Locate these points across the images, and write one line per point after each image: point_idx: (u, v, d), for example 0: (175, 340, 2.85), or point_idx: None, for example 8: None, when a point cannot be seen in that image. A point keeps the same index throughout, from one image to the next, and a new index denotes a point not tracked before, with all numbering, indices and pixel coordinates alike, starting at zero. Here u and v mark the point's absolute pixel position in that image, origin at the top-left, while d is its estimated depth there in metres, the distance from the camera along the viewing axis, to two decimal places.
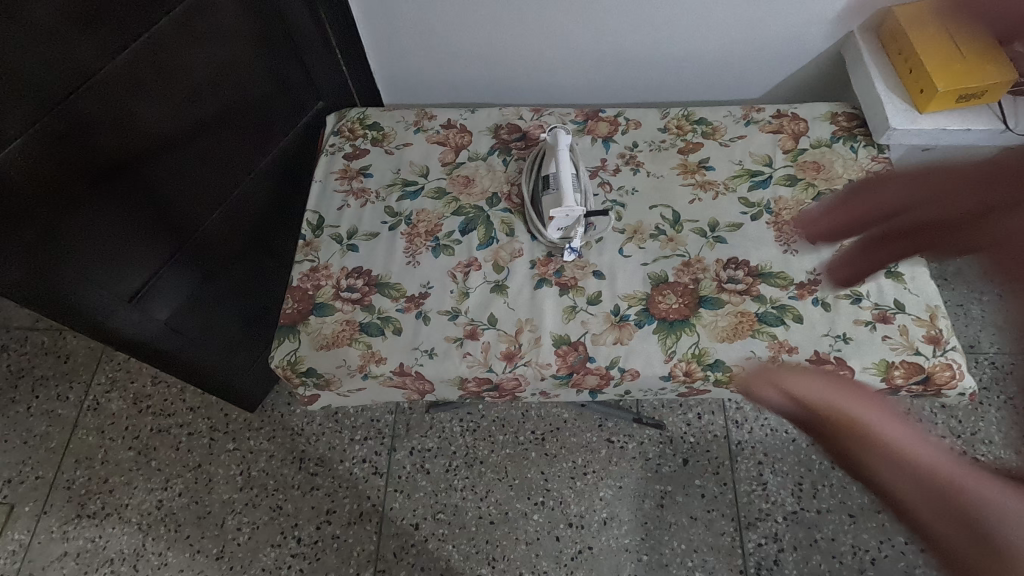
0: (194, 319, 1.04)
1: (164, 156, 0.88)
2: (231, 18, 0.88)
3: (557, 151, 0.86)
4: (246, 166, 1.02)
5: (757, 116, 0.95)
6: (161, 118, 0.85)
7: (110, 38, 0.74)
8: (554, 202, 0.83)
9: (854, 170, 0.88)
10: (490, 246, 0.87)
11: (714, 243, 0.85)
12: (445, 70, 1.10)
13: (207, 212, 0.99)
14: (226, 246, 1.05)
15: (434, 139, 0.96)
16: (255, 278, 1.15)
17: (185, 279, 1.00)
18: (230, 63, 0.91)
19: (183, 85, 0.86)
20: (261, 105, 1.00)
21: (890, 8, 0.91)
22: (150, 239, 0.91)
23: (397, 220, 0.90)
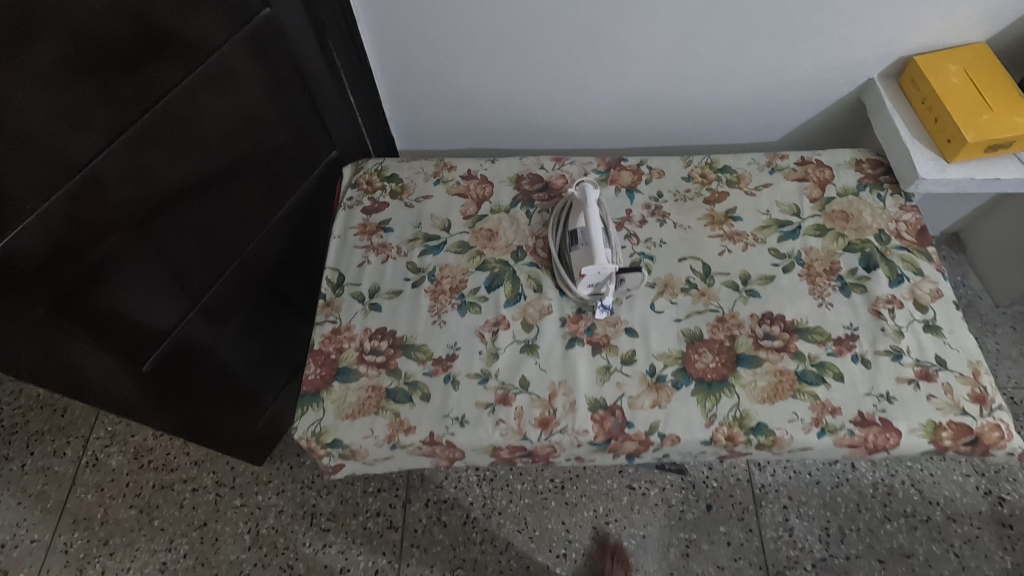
0: (210, 372, 1.02)
1: (185, 212, 0.86)
2: (253, 71, 0.86)
3: (585, 205, 0.85)
4: (261, 215, 1.00)
5: (782, 164, 0.94)
6: (180, 174, 0.82)
7: (134, 93, 0.72)
8: (585, 259, 0.81)
9: (883, 219, 0.87)
10: (518, 303, 0.84)
11: (747, 297, 0.83)
12: (460, 119, 1.07)
13: (224, 264, 0.97)
14: (241, 295, 1.03)
15: (455, 190, 0.94)
16: (266, 324, 1.13)
17: (200, 332, 0.97)
18: (250, 116, 0.89)
19: (200, 137, 0.83)
20: (278, 155, 0.98)
21: (912, 58, 0.90)
22: (167, 295, 0.88)
23: (421, 276, 0.87)
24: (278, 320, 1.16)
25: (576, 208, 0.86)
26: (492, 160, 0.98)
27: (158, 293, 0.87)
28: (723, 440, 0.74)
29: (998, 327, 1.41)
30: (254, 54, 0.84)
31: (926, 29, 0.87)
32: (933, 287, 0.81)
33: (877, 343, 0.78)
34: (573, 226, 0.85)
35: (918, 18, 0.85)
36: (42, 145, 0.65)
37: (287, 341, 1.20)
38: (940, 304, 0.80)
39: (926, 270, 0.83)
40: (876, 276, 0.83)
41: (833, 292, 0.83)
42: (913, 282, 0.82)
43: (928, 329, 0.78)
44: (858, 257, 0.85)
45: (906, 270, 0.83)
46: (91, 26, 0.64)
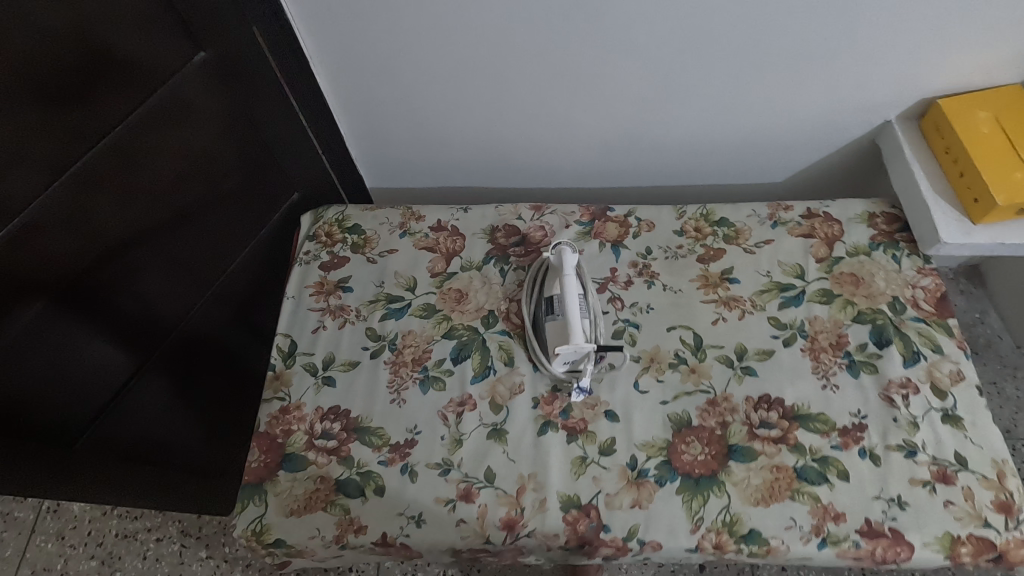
0: (163, 419, 0.95)
1: (122, 250, 0.79)
2: (204, 99, 0.79)
3: (562, 271, 0.75)
4: (216, 251, 0.93)
5: (785, 216, 0.85)
6: (127, 211, 0.76)
7: (75, 126, 0.67)
8: (561, 335, 0.72)
9: (898, 285, 0.78)
10: (486, 379, 0.76)
11: (742, 377, 0.74)
12: (433, 157, 0.98)
13: (173, 303, 0.90)
14: (197, 337, 0.96)
15: (422, 243, 0.86)
16: (229, 367, 1.04)
17: (159, 374, 0.92)
18: (201, 147, 0.82)
19: (151, 174, 0.77)
20: (237, 188, 0.90)
21: (936, 100, 0.80)
22: (103, 333, 0.82)
23: (380, 345, 0.79)
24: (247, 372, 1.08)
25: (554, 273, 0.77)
26: (465, 208, 0.89)
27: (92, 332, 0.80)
28: (711, 548, 0.65)
29: (1017, 372, 1.28)
30: (206, 81, 0.77)
31: (953, 70, 0.76)
32: (953, 368, 0.72)
33: (888, 436, 0.69)
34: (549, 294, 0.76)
35: (945, 59, 0.75)
36: None
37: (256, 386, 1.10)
38: (962, 389, 0.71)
39: (946, 348, 0.73)
40: (888, 354, 0.73)
41: (840, 371, 0.73)
42: (930, 362, 0.73)
43: (946, 420, 0.69)
44: (869, 330, 0.75)
45: (923, 347, 0.73)
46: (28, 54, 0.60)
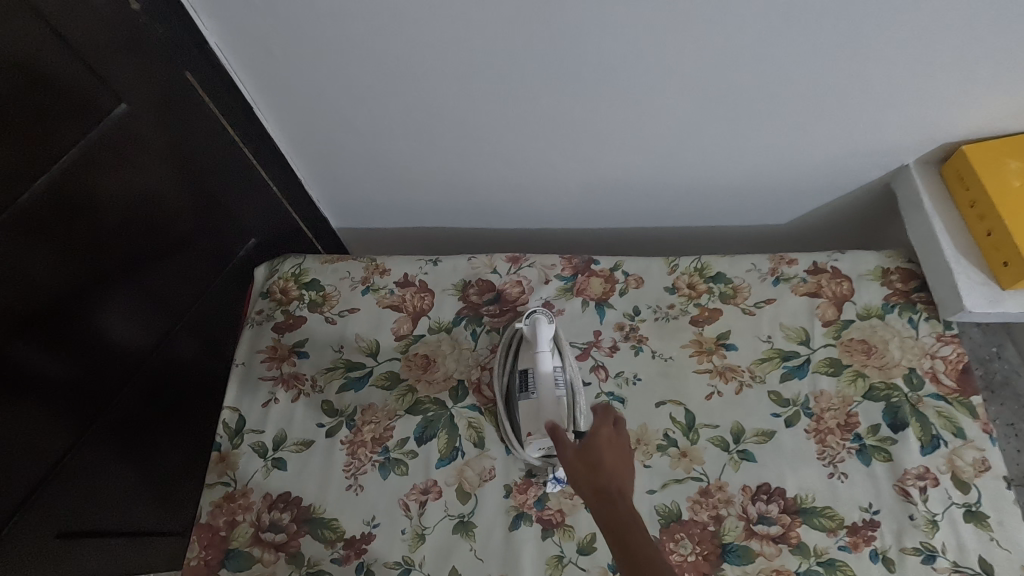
0: (121, 471, 0.86)
1: (59, 312, 0.67)
2: (151, 141, 0.69)
3: (536, 344, 0.67)
4: (167, 310, 0.83)
5: (789, 271, 0.76)
6: (77, 256, 0.66)
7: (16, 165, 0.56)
8: (533, 420, 0.64)
9: (914, 354, 0.69)
10: (453, 462, 0.68)
11: (739, 461, 0.66)
12: (403, 198, 0.90)
13: (121, 369, 0.79)
14: (156, 395, 0.87)
15: (387, 301, 0.78)
16: (181, 420, 0.96)
17: (123, 427, 0.83)
18: (147, 195, 0.72)
19: (104, 214, 0.67)
20: (184, 241, 0.81)
21: (961, 146, 0.71)
22: (37, 415, 0.69)
23: (337, 421, 0.71)
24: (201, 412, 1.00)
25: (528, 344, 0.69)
26: (434, 260, 0.81)
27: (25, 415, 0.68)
28: None
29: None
30: (154, 121, 0.67)
31: (984, 115, 0.67)
32: (977, 456, 0.64)
33: (903, 537, 0.61)
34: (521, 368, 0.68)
35: (975, 103, 0.65)
36: None
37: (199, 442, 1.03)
38: (987, 480, 0.63)
39: (968, 432, 0.65)
40: (903, 437, 0.65)
41: (849, 456, 0.65)
42: (951, 448, 0.64)
43: (970, 517, 0.61)
44: (882, 409, 0.67)
45: (943, 430, 0.65)
46: None
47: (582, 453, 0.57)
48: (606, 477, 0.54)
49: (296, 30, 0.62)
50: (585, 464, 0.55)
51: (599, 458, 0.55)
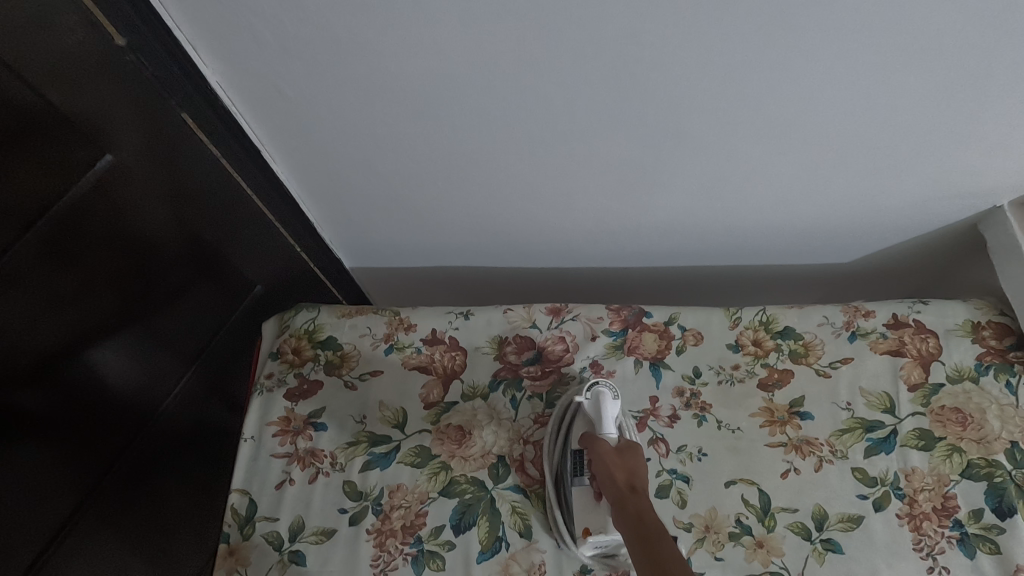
0: (145, 523, 0.82)
1: (57, 352, 0.66)
2: (144, 181, 0.61)
3: (599, 426, 0.59)
4: (161, 359, 0.78)
5: (866, 325, 0.68)
6: (77, 297, 0.65)
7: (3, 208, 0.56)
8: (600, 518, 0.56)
9: (1018, 425, 0.61)
10: (497, 556, 0.59)
11: (824, 553, 0.58)
12: (427, 238, 0.81)
13: (105, 417, 0.74)
14: (172, 440, 0.83)
15: (413, 363, 0.69)
16: (205, 472, 0.90)
17: (138, 474, 0.79)
18: (132, 236, 0.66)
19: (105, 256, 0.65)
20: (179, 288, 0.75)
21: None
22: (16, 463, 0.67)
23: (362, 507, 0.62)
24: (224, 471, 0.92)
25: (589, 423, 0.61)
26: (466, 312, 0.72)
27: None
28: None
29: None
30: (148, 163, 0.60)
31: None
32: None
33: None
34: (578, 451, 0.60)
35: None
36: None
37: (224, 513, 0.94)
38: None
39: None
40: (1012, 525, 0.58)
41: (950, 547, 0.57)
42: None
43: None
44: (984, 490, 0.59)
45: None
46: None
47: (617, 454, 0.56)
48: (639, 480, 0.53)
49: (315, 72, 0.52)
50: (616, 470, 0.54)
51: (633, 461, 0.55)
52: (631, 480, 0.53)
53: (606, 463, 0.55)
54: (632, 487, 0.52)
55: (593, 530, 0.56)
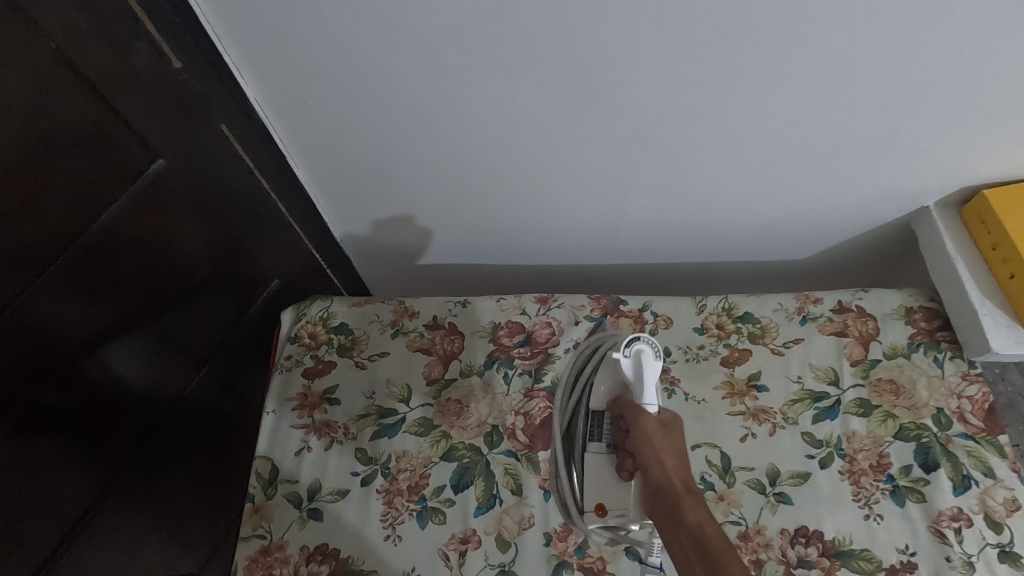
0: (165, 496, 0.88)
1: (113, 338, 0.71)
2: (177, 187, 0.69)
3: (637, 387, 0.63)
4: (194, 343, 0.84)
5: (815, 310, 0.78)
6: (131, 285, 0.71)
7: (86, 201, 0.61)
8: (614, 496, 0.61)
9: (942, 394, 0.71)
10: (492, 511, 0.68)
11: (776, 504, 0.67)
12: (427, 237, 0.90)
13: (137, 404, 0.79)
14: (194, 420, 0.89)
15: (417, 345, 0.78)
16: (219, 449, 0.97)
17: (163, 451, 0.85)
18: (166, 237, 0.72)
19: (157, 247, 0.71)
20: (202, 285, 0.81)
21: (981, 189, 0.73)
22: (72, 443, 0.72)
23: (372, 470, 0.70)
24: (232, 446, 1.00)
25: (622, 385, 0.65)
26: (463, 301, 0.81)
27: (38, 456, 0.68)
28: None
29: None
30: (183, 171, 0.68)
31: (1008, 162, 0.68)
32: (1007, 495, 0.65)
33: None
34: (600, 411, 0.65)
35: (998, 151, 0.67)
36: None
37: (229, 493, 1.02)
38: (1018, 520, 0.64)
39: (998, 471, 0.67)
40: (936, 479, 0.67)
41: (883, 497, 0.66)
42: (982, 487, 0.66)
43: (1004, 557, 0.63)
44: (913, 449, 0.68)
45: (973, 470, 0.67)
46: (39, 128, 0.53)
47: (666, 443, 0.59)
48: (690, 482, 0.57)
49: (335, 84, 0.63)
50: (666, 458, 0.58)
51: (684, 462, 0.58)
52: (684, 476, 0.57)
53: (659, 449, 0.58)
54: (687, 489, 0.55)
55: (608, 508, 0.60)
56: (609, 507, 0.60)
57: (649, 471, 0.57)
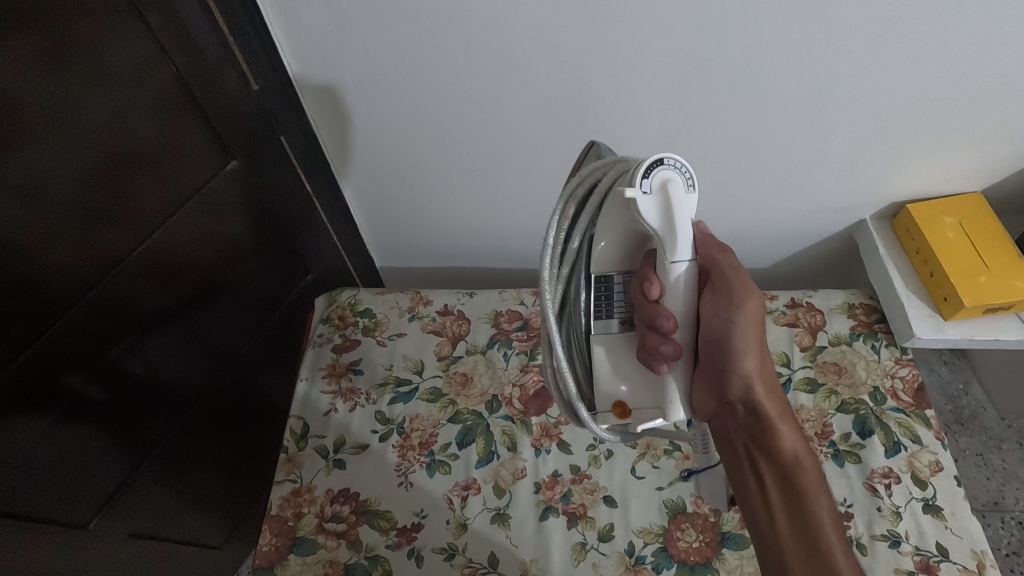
0: (203, 463, 0.99)
1: (179, 311, 0.84)
2: (233, 190, 0.84)
3: (664, 229, 0.49)
4: (238, 324, 0.97)
5: (771, 306, 0.91)
6: (200, 265, 0.84)
7: (174, 192, 0.76)
8: (641, 393, 0.55)
9: (877, 374, 0.83)
10: (490, 463, 0.79)
11: None
12: (443, 236, 1.08)
13: (194, 374, 0.91)
14: (234, 393, 1.01)
15: (429, 327, 0.92)
16: (250, 426, 1.08)
17: (207, 419, 0.97)
18: (221, 233, 0.86)
19: (220, 234, 0.86)
20: (244, 280, 0.94)
21: (904, 205, 0.87)
22: (140, 403, 0.83)
23: (389, 428, 0.82)
24: (261, 423, 1.11)
25: (630, 241, 0.54)
26: (470, 293, 0.96)
27: (93, 430, 0.78)
28: None
29: (1005, 444, 1.19)
30: (242, 176, 0.84)
31: (919, 180, 0.84)
32: (932, 458, 0.76)
33: (874, 526, 0.72)
34: (606, 277, 0.56)
35: (909, 170, 0.82)
36: (89, 247, 0.68)
37: (249, 473, 1.12)
38: (941, 479, 0.75)
39: (924, 438, 0.78)
40: (870, 444, 0.78)
41: (826, 460, 0.77)
42: (910, 451, 0.77)
43: (928, 510, 0.73)
44: (852, 419, 0.80)
45: (903, 437, 0.78)
46: (148, 132, 0.69)
47: (756, 333, 0.57)
48: (776, 396, 0.59)
49: (382, 100, 0.80)
50: (755, 362, 0.58)
51: (769, 368, 0.60)
52: (775, 391, 0.59)
53: (753, 353, 0.57)
54: (779, 409, 0.59)
55: (632, 408, 0.55)
56: (632, 407, 0.55)
57: (738, 379, 0.57)
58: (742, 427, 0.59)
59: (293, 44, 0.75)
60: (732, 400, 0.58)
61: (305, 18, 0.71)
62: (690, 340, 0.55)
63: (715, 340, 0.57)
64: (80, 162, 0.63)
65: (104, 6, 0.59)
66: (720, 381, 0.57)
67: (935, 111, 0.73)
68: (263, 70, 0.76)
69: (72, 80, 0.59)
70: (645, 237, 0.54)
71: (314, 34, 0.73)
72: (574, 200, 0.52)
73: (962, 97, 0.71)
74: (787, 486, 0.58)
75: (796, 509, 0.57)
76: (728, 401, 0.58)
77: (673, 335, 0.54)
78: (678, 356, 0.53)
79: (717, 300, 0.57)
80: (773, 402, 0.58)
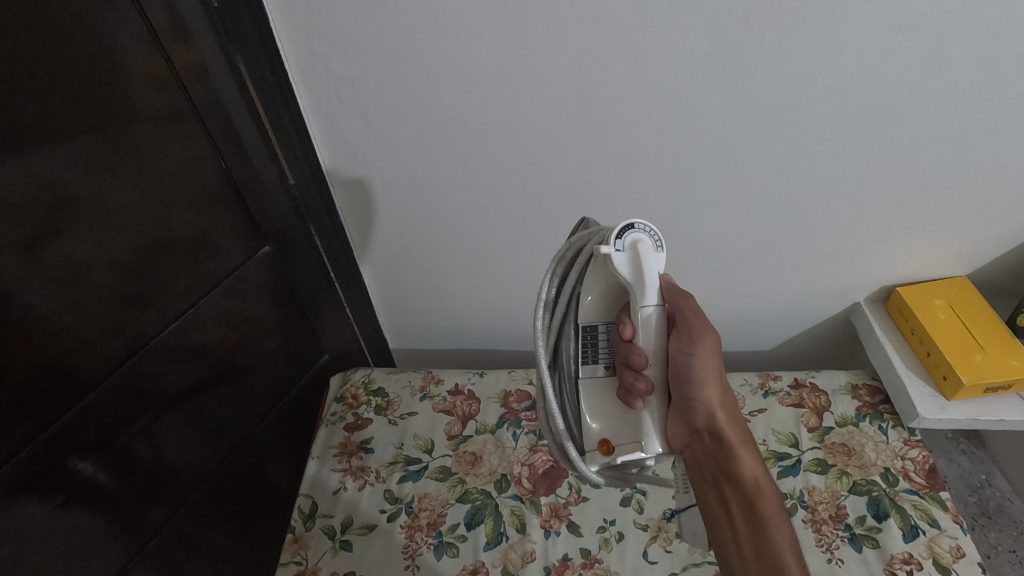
0: (205, 548, 0.97)
1: (197, 389, 0.87)
2: (262, 274, 0.90)
3: (636, 276, 0.54)
4: (254, 401, 0.99)
5: (775, 386, 0.93)
6: (222, 342, 0.88)
7: (207, 276, 0.82)
8: (624, 430, 0.57)
9: (887, 455, 0.83)
10: (499, 545, 0.78)
11: None
12: (456, 319, 1.13)
13: (205, 451, 0.92)
14: (244, 473, 1.02)
15: (439, 406, 0.94)
16: (257, 509, 1.07)
17: (215, 500, 0.97)
18: (246, 314, 0.91)
19: (246, 313, 0.91)
20: (264, 359, 0.98)
21: (896, 288, 0.92)
22: (149, 483, 0.84)
23: (397, 507, 0.82)
24: (269, 506, 1.10)
25: (611, 293, 0.58)
26: (481, 374, 0.99)
27: (95, 514, 0.78)
28: None
29: None
30: (271, 261, 0.91)
31: (906, 264, 0.89)
32: (952, 543, 0.74)
33: None
34: (592, 326, 0.59)
35: (894, 256, 0.88)
36: (121, 329, 0.73)
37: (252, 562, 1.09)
38: (966, 566, 0.72)
39: (942, 522, 0.76)
40: (887, 527, 0.76)
41: (843, 544, 0.75)
42: (929, 536, 0.75)
43: None
44: (866, 501, 0.79)
45: (920, 521, 0.76)
46: (190, 221, 0.76)
47: (717, 362, 0.59)
48: (735, 423, 0.61)
49: (405, 192, 0.89)
50: (717, 391, 0.60)
51: (727, 397, 0.62)
52: (735, 421, 0.62)
53: (714, 382, 0.59)
54: (738, 436, 0.60)
55: (615, 445, 0.57)
56: (615, 443, 0.57)
57: (701, 406, 0.59)
58: (711, 455, 0.58)
59: (331, 148, 0.84)
60: (698, 427, 0.59)
61: (342, 126, 0.81)
62: (663, 378, 0.57)
63: (678, 372, 0.59)
64: (123, 250, 0.70)
65: (161, 116, 0.68)
66: (686, 410, 0.59)
67: (910, 200, 0.79)
68: (302, 171, 0.86)
69: (121, 180, 0.66)
70: (625, 289, 0.58)
71: (348, 139, 0.82)
72: (563, 263, 0.59)
73: (932, 191, 0.78)
74: (752, 515, 0.57)
75: (759, 538, 0.56)
76: (695, 428, 0.59)
77: (645, 371, 0.57)
78: (652, 390, 0.56)
79: (681, 338, 0.59)
80: (734, 431, 0.60)
